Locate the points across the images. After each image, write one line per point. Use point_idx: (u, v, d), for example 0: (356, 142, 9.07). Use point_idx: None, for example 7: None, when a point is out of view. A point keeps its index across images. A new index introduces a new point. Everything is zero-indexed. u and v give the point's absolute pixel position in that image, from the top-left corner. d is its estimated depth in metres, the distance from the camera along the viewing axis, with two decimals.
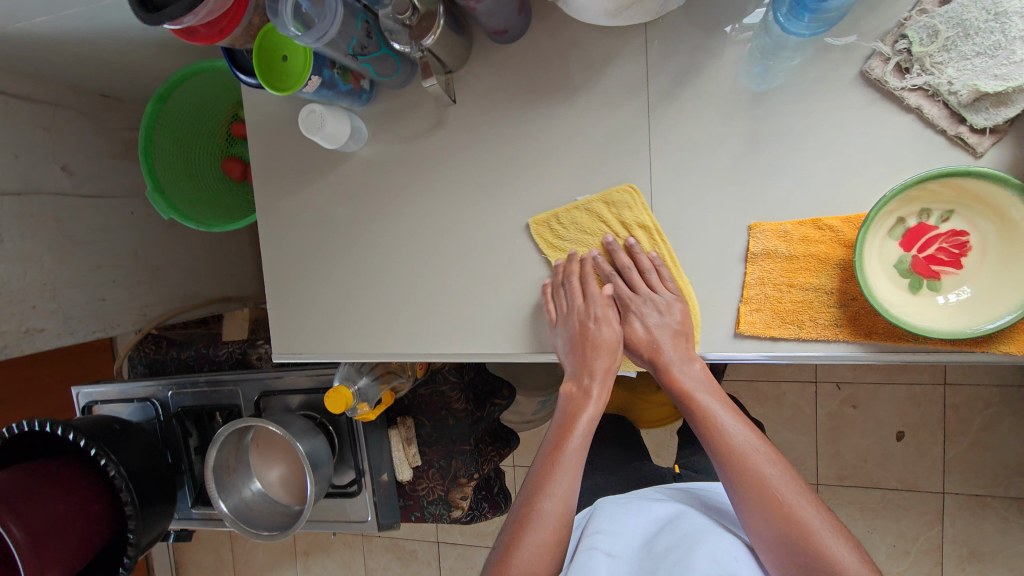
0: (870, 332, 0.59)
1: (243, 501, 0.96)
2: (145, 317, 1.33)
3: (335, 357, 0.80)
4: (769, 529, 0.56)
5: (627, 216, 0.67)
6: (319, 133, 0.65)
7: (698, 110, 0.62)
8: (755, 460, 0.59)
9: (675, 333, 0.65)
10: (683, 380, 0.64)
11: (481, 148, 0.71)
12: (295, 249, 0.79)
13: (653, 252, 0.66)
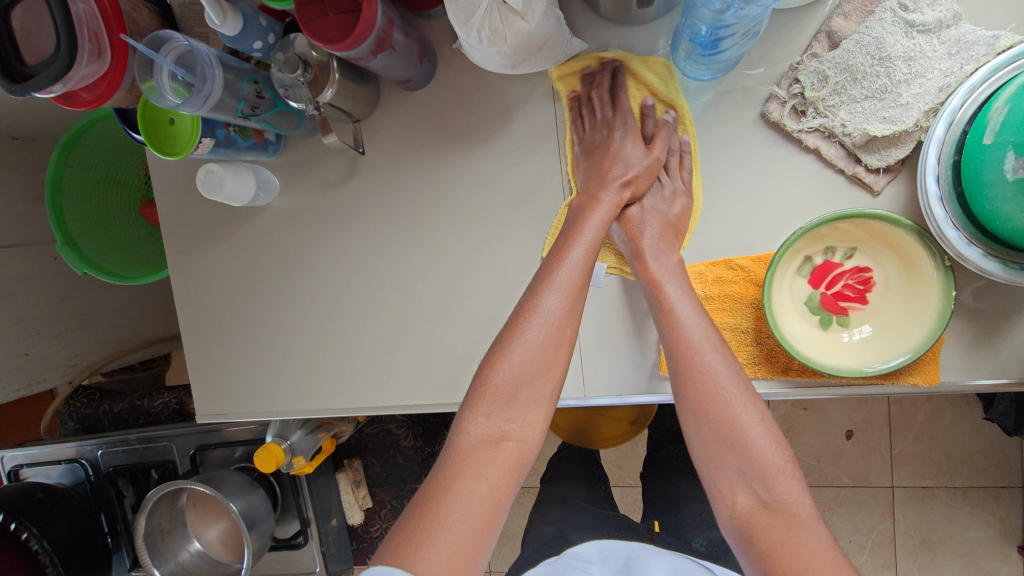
0: (785, 368, 0.59)
1: (180, 565, 0.91)
2: (76, 366, 1.28)
3: (263, 416, 0.77)
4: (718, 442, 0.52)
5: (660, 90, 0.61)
6: (219, 193, 0.62)
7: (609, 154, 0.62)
8: (716, 373, 0.53)
9: (666, 223, 0.60)
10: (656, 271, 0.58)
11: (398, 195, 0.69)
12: (214, 306, 0.76)
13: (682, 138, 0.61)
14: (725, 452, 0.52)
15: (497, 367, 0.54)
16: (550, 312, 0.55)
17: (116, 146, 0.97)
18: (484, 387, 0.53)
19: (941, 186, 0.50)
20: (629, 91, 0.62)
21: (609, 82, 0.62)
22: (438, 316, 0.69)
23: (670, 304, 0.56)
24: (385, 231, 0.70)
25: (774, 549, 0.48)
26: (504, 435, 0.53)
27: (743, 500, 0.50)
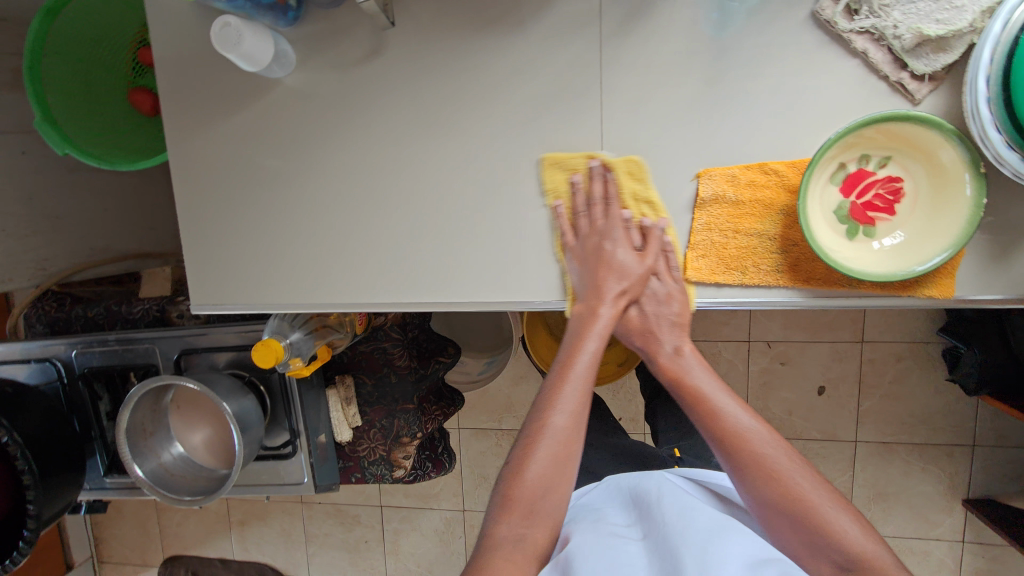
0: (808, 278, 0.60)
1: (162, 466, 0.88)
2: (44, 270, 1.22)
3: (271, 306, 0.75)
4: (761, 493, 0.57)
5: (637, 190, 0.63)
6: (235, 49, 0.59)
7: (653, 46, 0.60)
8: (754, 432, 0.59)
9: (670, 323, 0.65)
10: (674, 367, 0.64)
11: (423, 81, 0.65)
12: (215, 193, 0.73)
13: (650, 223, 0.63)
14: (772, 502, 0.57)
15: (517, 483, 0.59)
16: (558, 415, 0.60)
17: (104, 22, 0.89)
18: (511, 503, 0.58)
19: (990, 88, 0.50)
20: (555, 176, 0.65)
21: (600, 184, 0.64)
22: (457, 215, 0.68)
23: (694, 390, 0.62)
24: (407, 121, 0.67)
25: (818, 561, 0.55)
26: (529, 539, 0.58)
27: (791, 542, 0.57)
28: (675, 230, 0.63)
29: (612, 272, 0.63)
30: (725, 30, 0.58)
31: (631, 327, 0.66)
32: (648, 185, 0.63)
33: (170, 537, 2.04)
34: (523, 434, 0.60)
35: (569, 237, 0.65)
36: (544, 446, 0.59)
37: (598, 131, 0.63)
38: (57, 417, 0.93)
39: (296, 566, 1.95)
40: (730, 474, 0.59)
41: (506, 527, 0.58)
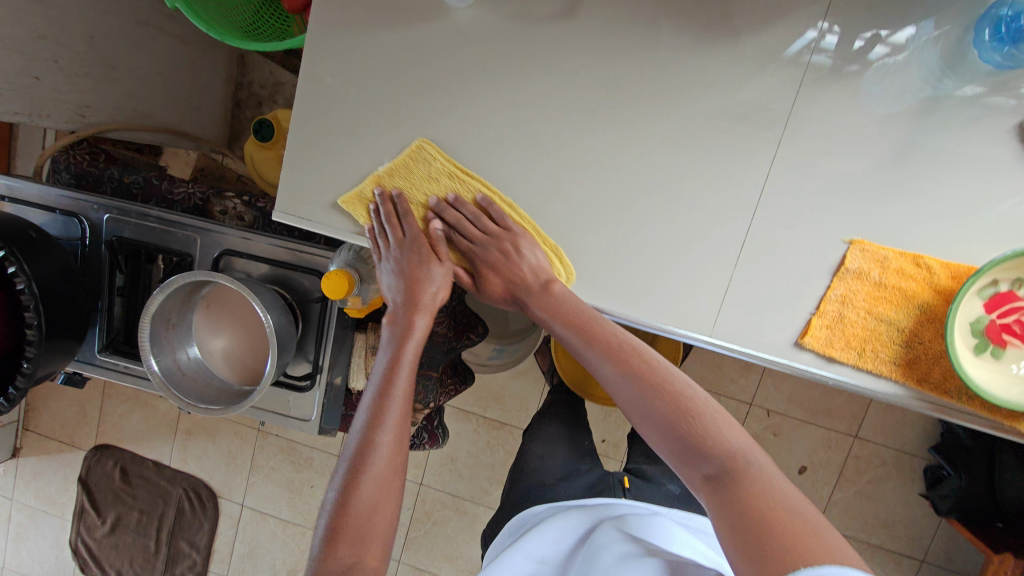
0: (921, 379, 0.59)
1: (176, 364, 0.83)
2: (83, 118, 1.13)
3: (363, 240, 0.72)
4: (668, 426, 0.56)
5: (433, 168, 0.69)
6: None
7: (851, 104, 0.58)
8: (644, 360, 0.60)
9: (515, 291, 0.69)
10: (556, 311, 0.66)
11: (604, 62, 0.62)
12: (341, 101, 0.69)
13: (476, 195, 0.69)
14: (678, 436, 0.55)
15: (349, 509, 0.59)
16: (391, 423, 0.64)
17: None
18: (341, 530, 0.58)
19: None
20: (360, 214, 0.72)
21: (393, 208, 0.71)
22: (587, 208, 0.66)
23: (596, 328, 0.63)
24: (575, 96, 0.64)
25: (742, 504, 0.50)
26: (359, 568, 0.58)
27: (698, 472, 0.53)
28: (493, 193, 0.68)
29: (414, 258, 0.72)
30: (926, 113, 0.57)
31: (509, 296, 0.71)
32: (472, 181, 0.69)
33: (107, 425, 1.93)
34: (351, 453, 0.62)
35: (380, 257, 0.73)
36: (371, 473, 0.60)
37: (766, 171, 0.61)
38: (72, 278, 0.86)
39: (230, 491, 1.88)
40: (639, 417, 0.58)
41: (336, 559, 0.57)
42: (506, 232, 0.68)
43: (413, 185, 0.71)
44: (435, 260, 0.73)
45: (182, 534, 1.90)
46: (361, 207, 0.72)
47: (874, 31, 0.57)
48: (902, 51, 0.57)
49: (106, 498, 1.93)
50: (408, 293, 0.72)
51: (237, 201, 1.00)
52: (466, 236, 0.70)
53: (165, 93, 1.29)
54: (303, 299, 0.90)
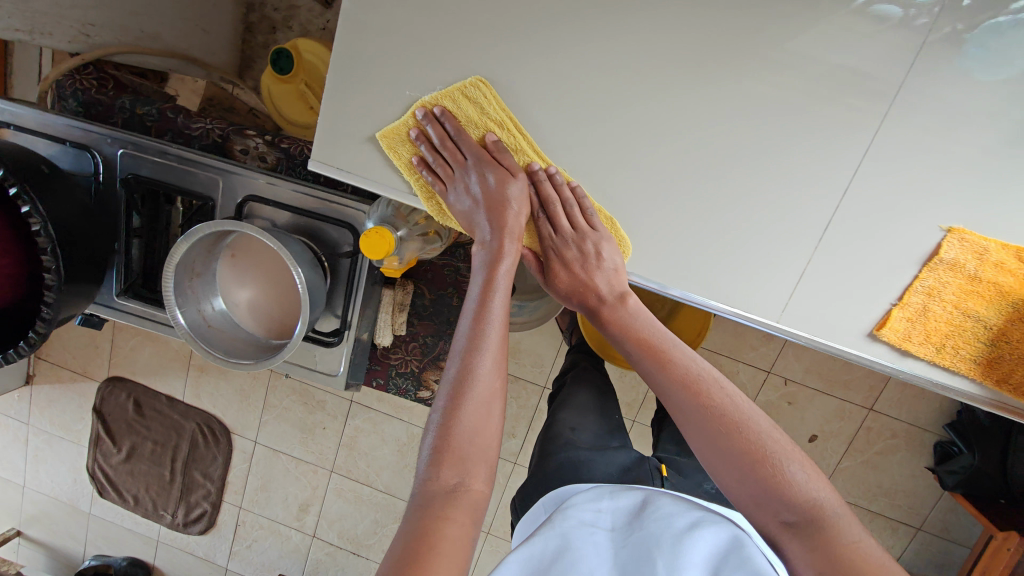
0: (1000, 379, 0.57)
1: (202, 316, 0.80)
2: (84, 36, 1.03)
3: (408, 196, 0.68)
4: (740, 477, 0.58)
5: (485, 111, 0.64)
6: None
7: (977, 71, 0.52)
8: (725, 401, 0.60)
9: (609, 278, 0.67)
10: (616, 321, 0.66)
11: (694, 7, 0.55)
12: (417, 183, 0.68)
13: (438, 107, 0.64)
14: (755, 484, 0.57)
15: (453, 432, 0.55)
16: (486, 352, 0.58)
17: None
18: (448, 452, 0.54)
19: None
20: (399, 121, 0.65)
21: (440, 129, 0.65)
22: (659, 180, 0.62)
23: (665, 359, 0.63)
24: (654, 47, 0.57)
25: (836, 559, 0.53)
26: (464, 489, 0.54)
27: (775, 524, 0.57)
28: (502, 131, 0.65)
29: (481, 171, 0.65)
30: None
31: (568, 283, 0.69)
32: (475, 107, 0.64)
33: (118, 357, 1.93)
34: (453, 373, 0.56)
35: (444, 181, 0.67)
36: (475, 393, 0.56)
37: (865, 145, 0.56)
38: (87, 217, 0.80)
39: (244, 427, 1.91)
40: (704, 446, 0.60)
41: (441, 477, 0.54)
42: (591, 229, 0.65)
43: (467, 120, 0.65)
44: (510, 176, 0.64)
45: (197, 465, 1.95)
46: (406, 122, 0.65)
47: None
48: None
49: (121, 427, 1.96)
50: (488, 224, 0.65)
51: (259, 140, 0.92)
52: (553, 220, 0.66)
53: (169, 9, 1.17)
54: (332, 252, 0.85)
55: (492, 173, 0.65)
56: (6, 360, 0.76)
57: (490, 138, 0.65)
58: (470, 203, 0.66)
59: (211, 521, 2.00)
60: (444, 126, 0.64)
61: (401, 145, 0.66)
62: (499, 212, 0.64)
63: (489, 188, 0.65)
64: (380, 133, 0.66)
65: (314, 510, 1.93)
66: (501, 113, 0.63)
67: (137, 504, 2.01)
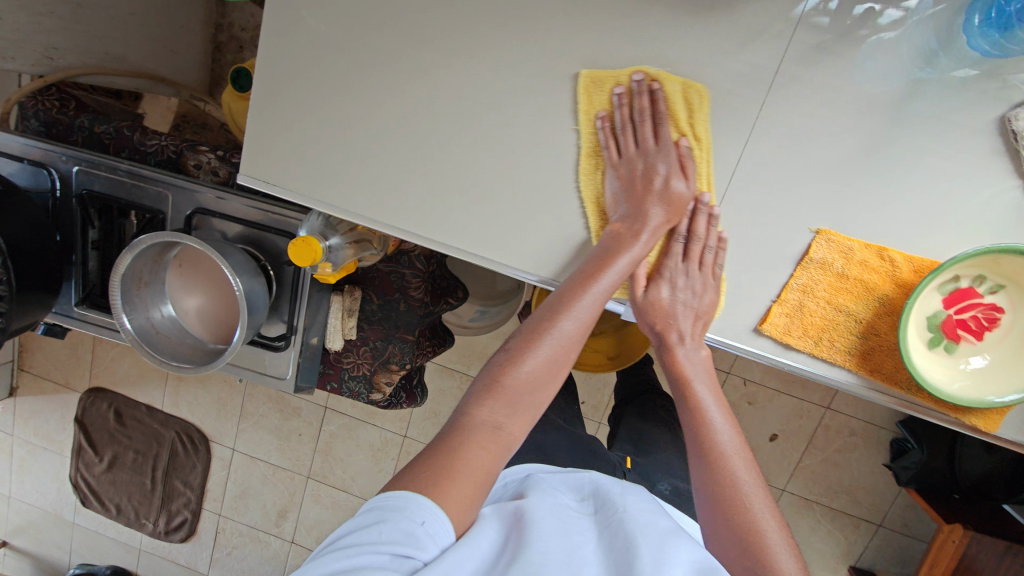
0: (874, 370, 0.61)
1: (150, 322, 0.84)
2: (49, 61, 1.09)
3: (330, 208, 0.72)
4: (720, 534, 0.56)
5: (687, 116, 0.61)
6: None
7: (837, 83, 0.57)
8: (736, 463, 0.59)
9: (696, 317, 0.65)
10: (684, 365, 0.65)
11: (581, 29, 0.60)
12: (582, 132, 0.64)
13: (638, 74, 0.61)
14: (732, 545, 0.55)
15: (511, 375, 0.59)
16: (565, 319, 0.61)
17: None
18: (501, 390, 0.59)
19: None
20: (604, 73, 0.62)
21: (644, 105, 0.62)
22: (561, 187, 0.67)
23: (695, 396, 0.63)
24: (550, 65, 0.62)
25: None
26: (502, 431, 0.58)
27: None
28: (699, 143, 0.62)
29: (649, 165, 0.63)
30: (902, 100, 0.56)
31: (657, 311, 0.65)
32: (693, 114, 0.61)
33: (99, 368, 1.97)
34: (532, 325, 0.61)
35: (612, 154, 0.64)
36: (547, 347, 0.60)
37: (736, 155, 0.61)
38: (41, 231, 0.85)
39: (222, 435, 1.95)
40: (699, 480, 0.59)
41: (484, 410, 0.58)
42: (704, 266, 0.63)
43: (676, 116, 0.62)
44: (680, 178, 0.62)
45: (177, 474, 1.98)
46: (606, 79, 0.62)
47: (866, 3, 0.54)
48: (888, 32, 0.55)
49: (102, 437, 1.99)
50: (627, 209, 0.64)
51: (210, 156, 0.97)
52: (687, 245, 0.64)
53: (136, 33, 1.23)
54: (277, 260, 0.90)
55: (663, 166, 0.63)
56: None
57: (681, 142, 0.62)
58: (619, 181, 0.65)
59: (192, 528, 2.03)
60: (640, 104, 0.62)
61: (599, 99, 0.63)
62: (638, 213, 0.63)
63: (647, 174, 0.64)
64: (584, 73, 0.62)
65: (291, 517, 1.96)
66: (704, 132, 0.61)
67: (119, 514, 2.04)
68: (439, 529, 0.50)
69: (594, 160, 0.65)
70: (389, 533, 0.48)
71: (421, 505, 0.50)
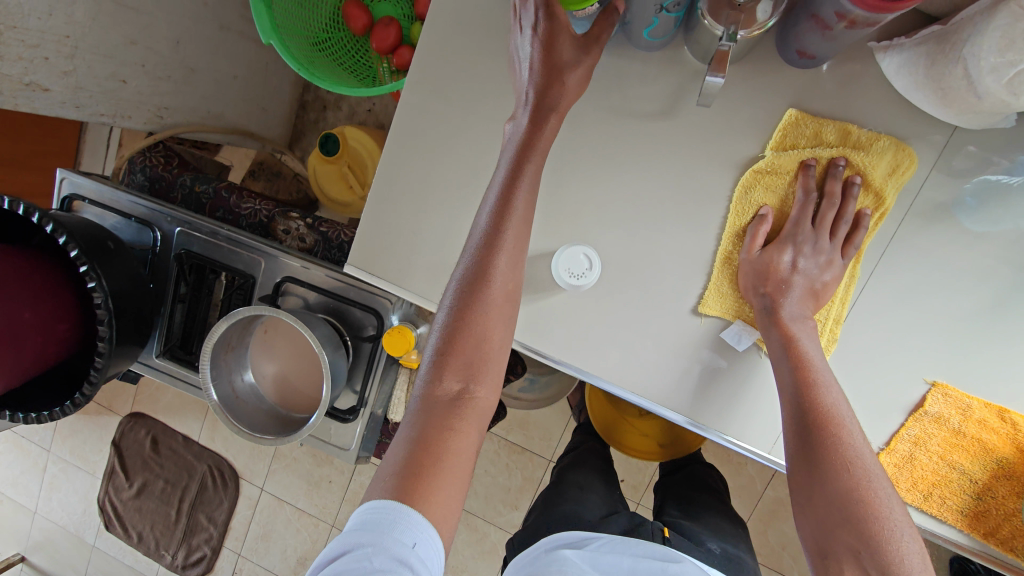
0: (988, 532, 0.61)
1: (234, 390, 0.86)
2: (160, 118, 1.15)
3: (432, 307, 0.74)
4: (821, 511, 0.51)
5: (877, 173, 0.60)
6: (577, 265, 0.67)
7: (948, 233, 0.60)
8: (851, 438, 0.53)
9: (810, 291, 0.62)
10: (795, 328, 0.60)
11: (699, 159, 0.64)
12: (765, 157, 0.62)
13: (864, 130, 0.60)
14: (843, 528, 0.50)
15: (460, 339, 0.59)
16: (504, 252, 0.59)
17: None
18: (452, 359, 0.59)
19: None
20: (830, 122, 0.60)
21: (847, 148, 0.61)
22: (661, 306, 0.68)
23: (806, 358, 0.58)
24: (663, 190, 0.65)
25: None
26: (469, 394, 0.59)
27: None
28: (871, 200, 0.62)
29: (807, 177, 0.62)
30: (1006, 254, 0.59)
31: (776, 273, 0.62)
32: (886, 177, 0.60)
33: (143, 394, 2.01)
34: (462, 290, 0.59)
35: (798, 152, 0.62)
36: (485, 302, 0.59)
37: (850, 301, 0.63)
38: (141, 289, 0.88)
39: (252, 473, 1.95)
40: (803, 446, 0.54)
41: (446, 383, 0.58)
42: (840, 260, 0.61)
43: (862, 164, 0.61)
44: (846, 199, 0.61)
45: (202, 508, 1.97)
46: (832, 125, 0.60)
47: (981, 163, 0.58)
48: (1005, 177, 0.58)
49: (135, 463, 2.01)
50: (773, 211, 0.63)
51: (301, 225, 1.02)
52: (824, 237, 0.61)
53: (236, 94, 1.31)
54: (357, 335, 0.91)
55: (833, 185, 0.61)
56: (52, 416, 0.82)
57: (854, 180, 0.61)
58: (768, 190, 0.63)
59: (209, 566, 1.99)
60: (848, 144, 0.60)
61: (795, 139, 0.61)
62: (539, 121, 0.61)
63: (805, 184, 0.62)
64: (793, 111, 0.61)
65: (311, 565, 1.92)
66: (889, 196, 0.61)
67: (140, 542, 2.02)
68: (429, 551, 0.49)
69: (761, 178, 0.63)
70: (383, 561, 0.46)
71: (413, 524, 0.49)
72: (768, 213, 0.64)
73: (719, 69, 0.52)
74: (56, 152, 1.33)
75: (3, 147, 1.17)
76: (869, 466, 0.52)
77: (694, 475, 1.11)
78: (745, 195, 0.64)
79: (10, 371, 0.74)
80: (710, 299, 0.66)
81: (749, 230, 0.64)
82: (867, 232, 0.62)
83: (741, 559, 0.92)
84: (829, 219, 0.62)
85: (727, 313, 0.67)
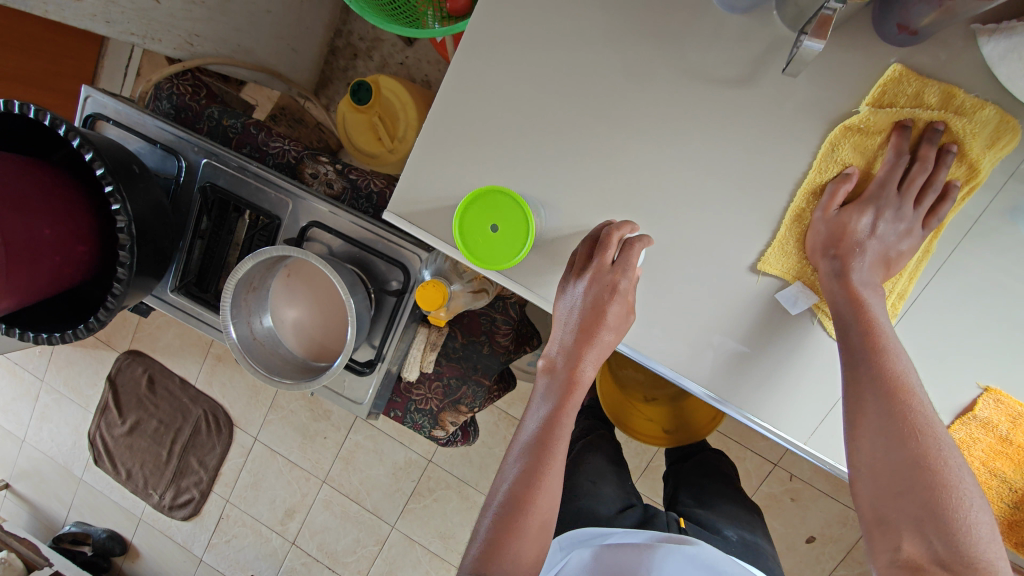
0: (1019, 541, 0.65)
1: (251, 331, 0.84)
2: (190, 45, 1.10)
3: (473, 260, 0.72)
4: (880, 474, 0.53)
5: (975, 143, 0.59)
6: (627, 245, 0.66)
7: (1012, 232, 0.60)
8: (917, 405, 0.54)
9: (882, 258, 0.61)
10: (863, 294, 0.60)
11: (770, 134, 0.63)
12: (861, 113, 0.60)
13: (970, 96, 0.58)
14: (901, 492, 0.51)
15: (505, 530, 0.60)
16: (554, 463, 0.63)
17: None
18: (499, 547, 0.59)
19: None
20: (934, 86, 0.58)
21: (950, 113, 0.59)
22: (710, 282, 0.67)
23: (871, 323, 0.58)
24: (727, 162, 0.64)
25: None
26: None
27: (912, 546, 0.50)
28: (962, 171, 0.61)
29: (902, 138, 0.60)
30: None
31: (853, 235, 0.61)
32: (985, 149, 0.59)
33: (143, 332, 1.99)
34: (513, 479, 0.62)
35: (896, 111, 0.60)
36: (536, 487, 0.61)
37: (915, 295, 0.63)
38: (163, 217, 0.85)
39: (247, 422, 1.94)
40: (869, 407, 0.55)
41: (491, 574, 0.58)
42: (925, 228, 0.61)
43: (962, 133, 0.59)
44: (942, 164, 0.60)
45: (194, 451, 1.97)
46: (937, 87, 0.58)
47: None
48: None
49: (129, 400, 1.99)
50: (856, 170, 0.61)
51: (333, 168, 0.98)
52: (912, 201, 0.60)
53: (270, 29, 1.26)
54: (381, 287, 0.89)
55: (929, 147, 0.60)
56: (63, 340, 0.79)
57: (951, 147, 0.59)
58: (855, 152, 0.62)
59: (197, 509, 1.99)
60: (953, 109, 0.59)
61: (893, 97, 0.59)
62: (600, 344, 0.64)
63: (897, 145, 0.60)
64: (897, 66, 0.59)
65: (298, 518, 1.92)
66: (985, 167, 0.60)
67: (128, 479, 2.01)
68: None
69: (850, 135, 0.61)
70: None
71: None
72: (854, 172, 0.62)
73: (820, 35, 0.50)
74: (75, 71, 1.27)
75: (22, 58, 1.12)
76: (935, 429, 0.53)
77: (704, 464, 1.11)
78: (831, 152, 0.62)
79: (26, 289, 0.71)
80: (770, 256, 0.65)
81: (829, 188, 0.62)
82: (953, 204, 0.61)
83: (759, 545, 0.93)
84: (919, 183, 0.60)
85: (788, 273, 0.66)
